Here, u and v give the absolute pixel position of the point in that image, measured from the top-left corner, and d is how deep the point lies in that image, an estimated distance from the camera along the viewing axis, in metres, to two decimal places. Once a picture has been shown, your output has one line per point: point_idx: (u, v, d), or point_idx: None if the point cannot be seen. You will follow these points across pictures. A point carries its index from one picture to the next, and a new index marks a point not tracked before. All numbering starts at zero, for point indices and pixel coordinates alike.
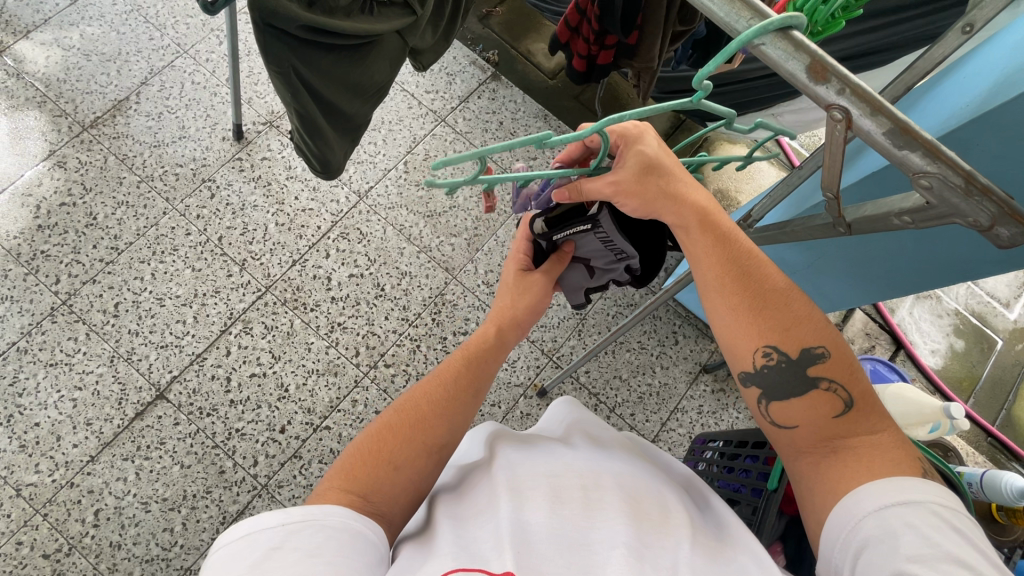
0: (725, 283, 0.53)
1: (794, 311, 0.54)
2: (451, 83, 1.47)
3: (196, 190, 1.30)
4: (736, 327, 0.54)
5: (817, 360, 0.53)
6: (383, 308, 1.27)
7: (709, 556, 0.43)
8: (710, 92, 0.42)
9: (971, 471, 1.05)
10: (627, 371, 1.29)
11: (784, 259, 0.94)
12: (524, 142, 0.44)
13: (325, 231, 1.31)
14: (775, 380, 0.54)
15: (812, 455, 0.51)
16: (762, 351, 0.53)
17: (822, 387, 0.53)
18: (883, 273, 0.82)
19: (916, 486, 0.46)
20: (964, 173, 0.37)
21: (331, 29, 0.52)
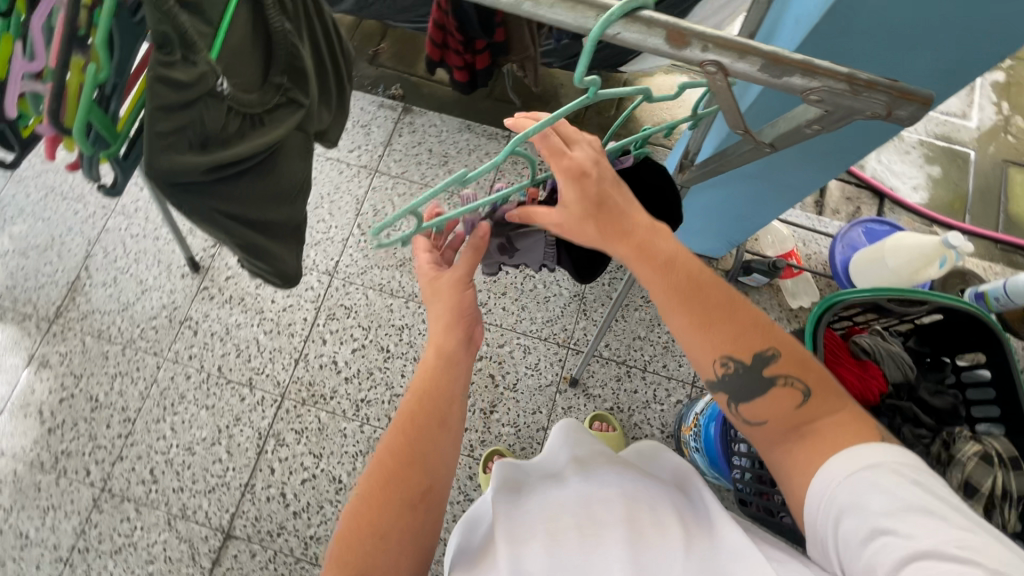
0: (667, 297, 0.54)
1: (739, 316, 0.54)
2: (370, 133, 1.48)
3: (179, 333, 1.30)
4: (691, 341, 0.55)
5: (770, 360, 0.54)
6: (396, 367, 1.28)
7: (702, 552, 0.48)
8: (597, 83, 0.43)
9: (992, 287, 1.10)
10: (643, 329, 1.31)
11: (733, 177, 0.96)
12: (444, 186, 0.45)
13: (313, 319, 1.32)
14: (734, 383, 0.55)
15: (783, 444, 0.53)
16: (719, 361, 0.54)
17: (779, 383, 0.53)
18: (824, 155, 0.84)
19: (873, 450, 0.48)
20: (845, 76, 0.39)
21: (229, 158, 0.53)
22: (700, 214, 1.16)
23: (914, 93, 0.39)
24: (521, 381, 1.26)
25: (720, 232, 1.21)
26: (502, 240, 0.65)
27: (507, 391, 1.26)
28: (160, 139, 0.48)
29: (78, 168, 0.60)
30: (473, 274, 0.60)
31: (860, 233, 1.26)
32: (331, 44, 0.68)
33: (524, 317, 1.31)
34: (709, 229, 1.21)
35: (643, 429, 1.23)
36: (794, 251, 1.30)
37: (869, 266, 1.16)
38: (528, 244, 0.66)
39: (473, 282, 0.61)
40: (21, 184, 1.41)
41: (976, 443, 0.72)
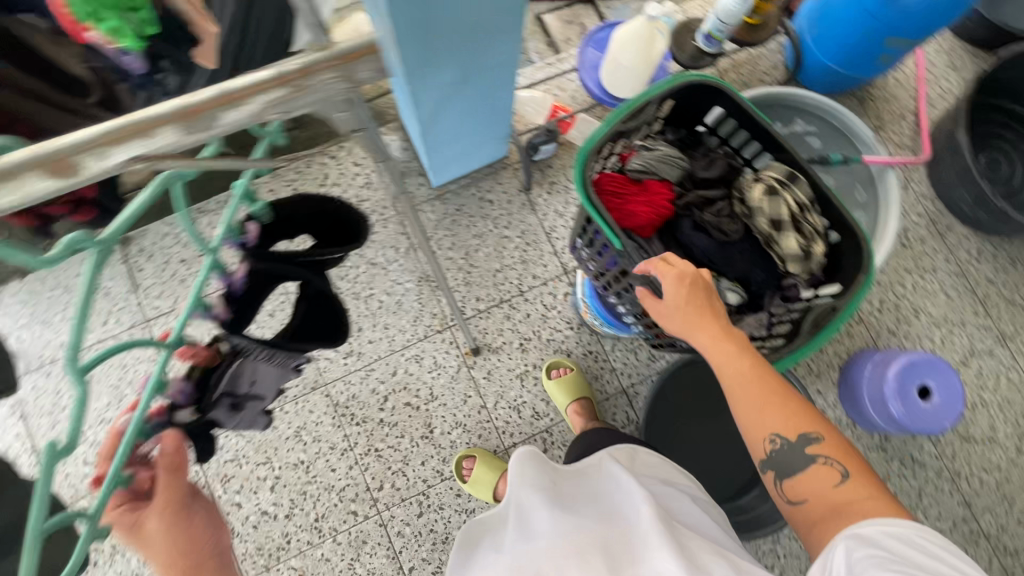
0: (745, 377, 0.70)
1: (790, 407, 0.69)
2: (108, 289, 1.24)
3: None
4: (755, 416, 0.70)
5: (812, 441, 0.68)
6: (323, 467, 1.17)
7: (632, 552, 0.66)
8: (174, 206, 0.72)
9: (710, 24, 1.19)
10: (496, 260, 1.28)
11: (443, 90, 0.89)
12: (49, 460, 0.61)
13: (209, 496, 1.15)
14: (783, 458, 0.69)
15: (820, 523, 0.65)
16: (770, 438, 0.69)
17: (821, 461, 0.67)
18: (492, 27, 0.78)
19: (892, 526, 0.58)
20: (227, 90, 0.47)
21: None
22: (454, 134, 1.09)
23: (313, 64, 0.49)
24: (436, 386, 1.22)
25: (487, 137, 1.16)
26: (227, 399, 0.84)
27: (431, 403, 1.21)
28: None
29: None
30: (187, 484, 0.72)
31: (595, 48, 1.24)
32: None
33: (394, 332, 1.23)
34: (474, 140, 1.15)
35: (557, 338, 1.25)
36: (557, 105, 1.27)
37: (615, 74, 1.17)
38: (254, 383, 0.86)
39: (196, 491, 0.73)
40: None
41: (759, 183, 0.76)
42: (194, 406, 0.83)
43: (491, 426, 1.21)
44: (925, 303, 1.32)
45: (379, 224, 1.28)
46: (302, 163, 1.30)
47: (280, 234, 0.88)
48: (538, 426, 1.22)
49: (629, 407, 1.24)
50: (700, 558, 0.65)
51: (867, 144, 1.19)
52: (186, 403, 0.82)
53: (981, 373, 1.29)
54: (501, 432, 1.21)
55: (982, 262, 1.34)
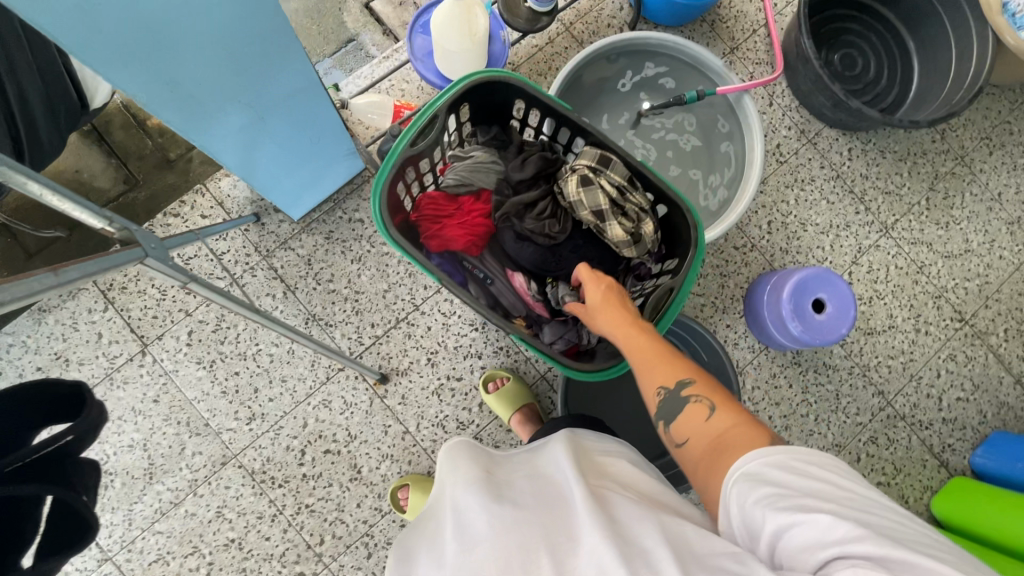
0: (637, 348, 0.69)
1: (675, 359, 0.67)
2: None
3: None
4: (644, 380, 0.67)
5: (687, 385, 0.65)
6: (256, 540, 1.13)
7: (581, 535, 0.57)
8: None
9: None
10: (381, 281, 1.21)
11: (240, 130, 0.80)
12: None
13: None
14: (668, 409, 0.65)
15: (704, 465, 0.61)
16: (656, 392, 0.66)
17: (694, 401, 0.63)
18: (263, 59, 0.69)
19: (765, 449, 0.56)
20: None
21: None
22: (287, 168, 0.99)
23: None
24: (351, 426, 1.17)
25: (331, 160, 1.06)
26: None
27: (351, 443, 1.16)
28: None
29: None
30: None
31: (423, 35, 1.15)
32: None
33: (293, 384, 1.17)
34: (317, 166, 1.05)
35: (464, 343, 1.21)
36: (400, 103, 1.18)
37: (447, 63, 1.09)
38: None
39: None
40: None
41: (573, 176, 0.73)
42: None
43: (418, 449, 1.18)
44: (810, 214, 1.34)
45: (247, 275, 1.19)
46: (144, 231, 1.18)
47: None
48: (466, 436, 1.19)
49: (551, 391, 1.24)
50: (637, 534, 0.56)
51: (719, 75, 1.16)
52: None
53: (872, 268, 1.34)
54: (431, 452, 1.18)
55: (854, 161, 1.36)
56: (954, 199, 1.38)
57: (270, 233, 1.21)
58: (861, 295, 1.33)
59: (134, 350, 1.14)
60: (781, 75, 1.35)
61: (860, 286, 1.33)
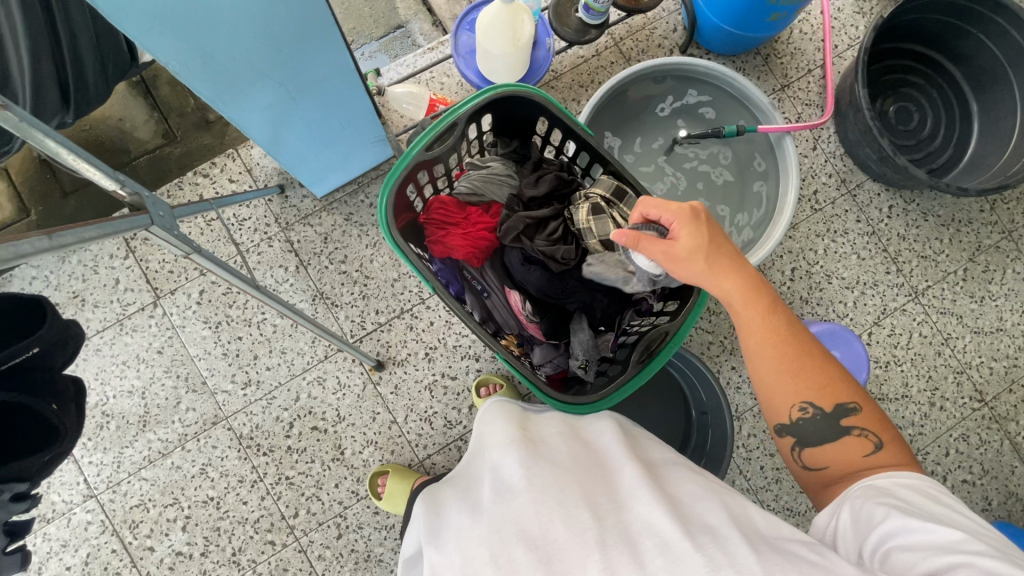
0: (772, 340, 0.65)
1: (825, 372, 0.65)
2: None
3: None
4: (785, 386, 0.66)
5: (849, 412, 0.65)
6: (233, 502, 1.16)
7: (625, 493, 0.60)
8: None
9: None
10: (392, 270, 1.22)
11: (267, 107, 0.81)
12: None
13: (122, 541, 1.14)
14: (810, 426, 0.66)
15: (839, 483, 0.66)
16: (799, 407, 0.66)
17: (854, 433, 0.65)
18: (299, 42, 0.69)
19: (915, 479, 0.61)
20: None
21: None
22: (316, 147, 1.01)
23: None
24: (340, 407, 1.19)
25: (358, 145, 1.08)
26: None
27: (338, 424, 1.18)
28: None
29: None
30: None
31: (468, 33, 1.15)
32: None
33: (292, 357, 1.19)
34: (346, 149, 1.07)
35: (463, 343, 1.21)
36: (435, 98, 1.18)
37: (487, 65, 1.09)
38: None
39: None
40: None
41: (585, 203, 0.73)
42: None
43: (403, 440, 1.19)
44: (837, 267, 1.29)
45: (262, 245, 1.21)
46: (172, 187, 1.22)
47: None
48: (451, 436, 1.19)
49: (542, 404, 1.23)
50: (689, 504, 0.59)
51: (764, 112, 1.12)
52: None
53: (894, 332, 1.29)
54: (414, 446, 1.19)
55: (893, 219, 1.31)
56: (994, 274, 1.31)
57: (291, 207, 1.22)
58: (877, 358, 1.28)
59: (147, 301, 1.18)
60: (830, 120, 1.31)
61: (878, 349, 1.28)
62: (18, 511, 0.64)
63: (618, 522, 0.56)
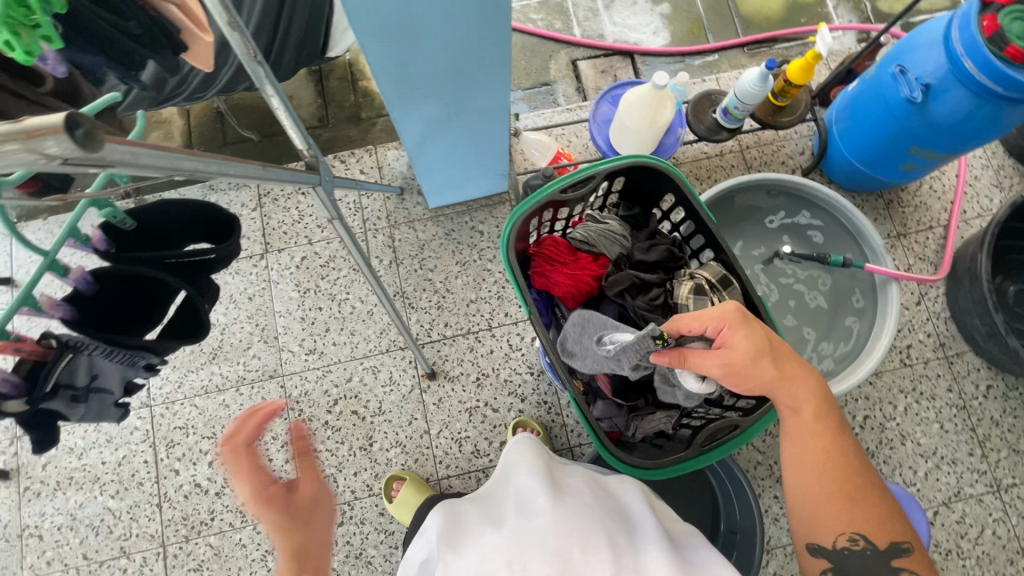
0: (850, 480, 0.65)
1: (890, 513, 0.65)
2: None
3: (26, 545, 1.18)
4: (845, 515, 0.64)
5: (900, 552, 0.64)
6: (260, 455, 1.21)
7: (641, 541, 0.61)
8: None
9: (730, 99, 1.17)
10: (472, 291, 1.29)
11: (426, 119, 0.92)
12: None
13: (156, 455, 1.21)
14: (852, 559, 0.65)
15: None
16: (849, 535, 0.65)
17: (902, 575, 0.63)
18: (477, 65, 0.80)
19: None
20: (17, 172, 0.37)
21: None
22: (449, 163, 1.11)
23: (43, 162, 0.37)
24: (384, 401, 1.23)
25: (481, 172, 1.18)
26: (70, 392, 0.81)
27: (377, 416, 1.22)
28: None
29: None
30: None
31: (608, 105, 1.25)
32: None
33: (358, 341, 1.26)
34: (473, 172, 1.18)
35: (514, 380, 1.24)
36: (561, 152, 1.27)
37: (619, 135, 1.16)
38: (95, 377, 0.83)
39: None
40: None
41: (689, 281, 0.76)
42: (24, 397, 0.75)
43: (429, 452, 1.21)
44: (914, 430, 1.21)
45: (368, 234, 1.32)
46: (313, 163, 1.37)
47: (145, 241, 0.89)
48: (474, 465, 1.20)
49: None
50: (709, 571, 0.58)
51: (875, 250, 1.12)
52: (14, 394, 0.74)
53: (963, 520, 1.17)
54: (437, 461, 1.20)
55: (988, 399, 1.23)
56: None
57: (403, 208, 1.34)
58: (938, 542, 1.17)
59: (256, 251, 1.30)
60: (942, 280, 1.27)
61: (941, 533, 1.17)
62: (142, 375, 0.89)
63: (636, 564, 0.57)
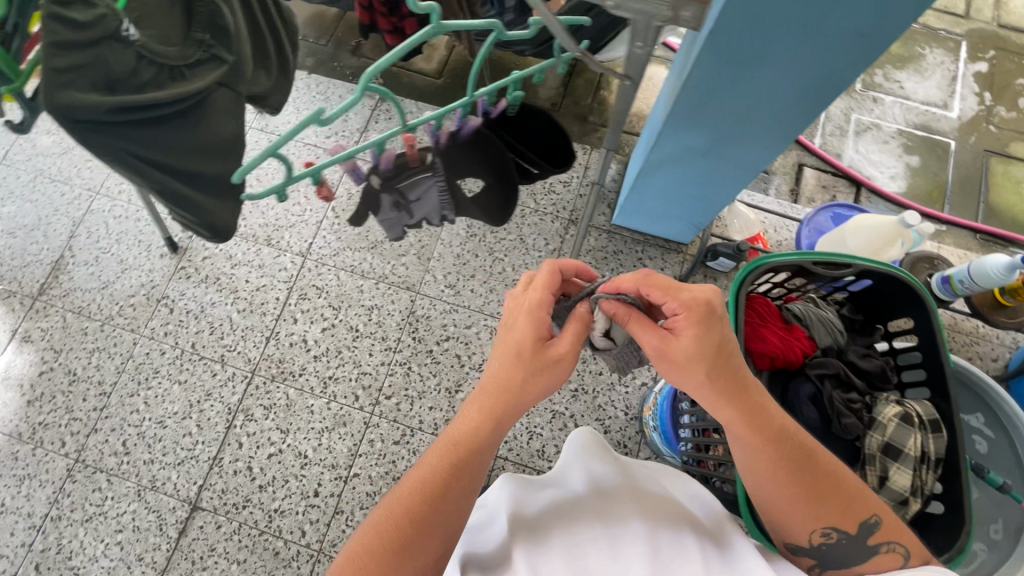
0: (788, 476, 0.61)
1: (847, 489, 0.62)
2: (347, 120, 1.48)
3: (155, 311, 1.32)
4: (803, 511, 0.61)
5: (871, 528, 0.61)
6: (364, 346, 1.29)
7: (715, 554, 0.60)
8: (424, 3, 0.67)
9: (958, 271, 1.12)
10: None
11: (685, 145, 0.94)
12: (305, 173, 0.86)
13: (285, 299, 1.32)
14: (832, 552, 0.62)
15: None
16: (821, 530, 0.62)
17: (884, 551, 0.61)
18: (771, 113, 0.82)
19: None
20: None
21: (144, 101, 0.62)
22: (665, 197, 1.15)
23: None
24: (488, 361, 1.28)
25: (682, 214, 1.20)
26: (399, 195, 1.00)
27: (474, 371, 1.27)
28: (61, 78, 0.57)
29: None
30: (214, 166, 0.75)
31: (826, 218, 1.23)
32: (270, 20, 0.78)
33: (493, 299, 1.32)
34: (678, 214, 1.21)
35: (607, 410, 1.24)
36: (760, 235, 1.27)
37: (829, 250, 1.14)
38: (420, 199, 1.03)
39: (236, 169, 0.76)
40: (11, 167, 1.43)
41: (895, 407, 0.71)
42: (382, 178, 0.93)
43: None
44: None
45: (548, 216, 1.38)
46: None
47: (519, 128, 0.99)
48: (533, 463, 1.20)
49: None
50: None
51: None
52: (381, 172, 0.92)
53: None
54: (504, 440, 1.22)
55: None
56: None
57: (588, 211, 1.40)
58: None
59: None
60: None
61: None
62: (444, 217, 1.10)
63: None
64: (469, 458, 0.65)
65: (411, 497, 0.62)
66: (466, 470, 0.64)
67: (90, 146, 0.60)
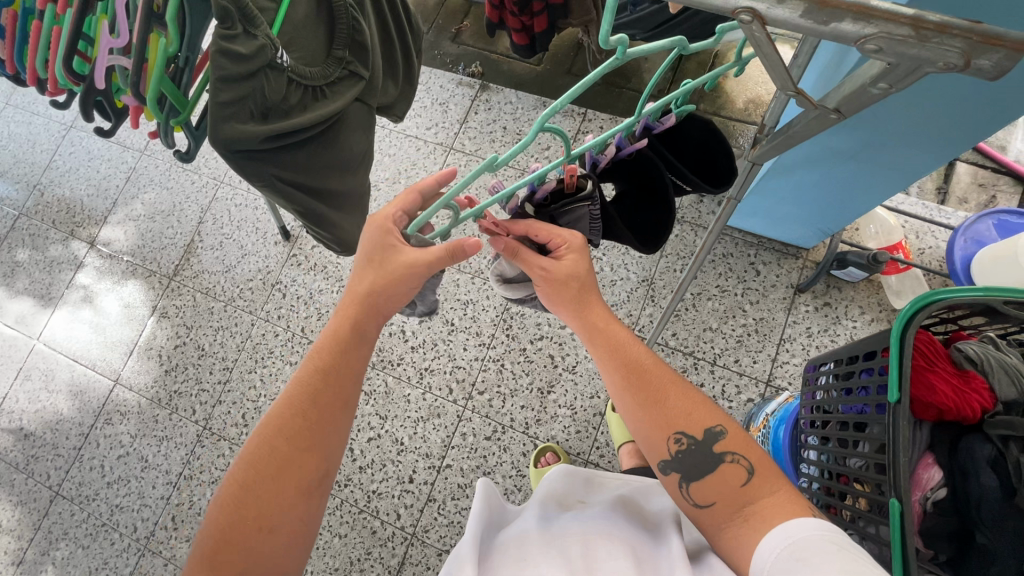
0: (628, 380, 0.58)
1: (684, 396, 0.58)
2: (447, 111, 1.48)
3: (270, 295, 1.41)
4: (645, 420, 0.57)
5: (718, 437, 0.56)
6: (459, 340, 1.30)
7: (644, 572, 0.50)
8: (627, 44, 0.40)
9: None
10: (715, 320, 1.22)
11: (827, 147, 0.84)
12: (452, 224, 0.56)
13: None
14: (689, 462, 0.56)
15: (730, 529, 0.52)
16: (673, 437, 0.56)
17: (727, 459, 0.55)
18: (953, 121, 0.70)
19: (800, 525, 0.48)
20: (910, 21, 0.34)
21: (289, 129, 0.53)
22: (783, 197, 1.04)
23: (1001, 37, 0.33)
24: (581, 364, 1.25)
25: (808, 218, 1.08)
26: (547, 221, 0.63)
27: (567, 371, 1.25)
28: (224, 107, 0.49)
29: (43, 88, 0.62)
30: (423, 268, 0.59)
31: (989, 225, 1.06)
32: (400, 15, 0.69)
33: None
34: (801, 217, 1.09)
35: None
36: (903, 244, 1.13)
37: (995, 263, 0.98)
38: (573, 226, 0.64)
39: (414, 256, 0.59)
40: (152, 157, 1.57)
41: None
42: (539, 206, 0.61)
43: (593, 432, 1.20)
44: None
45: None
46: None
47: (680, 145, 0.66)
48: None
49: None
50: None
51: None
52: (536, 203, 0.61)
53: None
54: (596, 444, 1.19)
55: None
56: None
57: (695, 208, 1.29)
58: None
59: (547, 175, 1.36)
60: None
61: None
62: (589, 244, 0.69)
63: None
64: (330, 378, 0.59)
65: (267, 434, 0.57)
66: (338, 400, 0.59)
67: (244, 174, 0.52)
